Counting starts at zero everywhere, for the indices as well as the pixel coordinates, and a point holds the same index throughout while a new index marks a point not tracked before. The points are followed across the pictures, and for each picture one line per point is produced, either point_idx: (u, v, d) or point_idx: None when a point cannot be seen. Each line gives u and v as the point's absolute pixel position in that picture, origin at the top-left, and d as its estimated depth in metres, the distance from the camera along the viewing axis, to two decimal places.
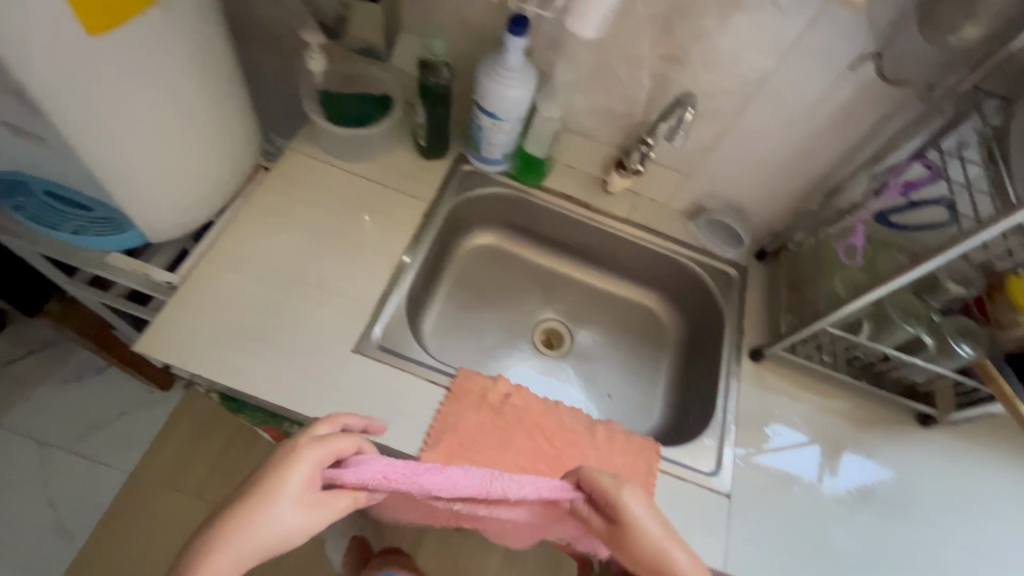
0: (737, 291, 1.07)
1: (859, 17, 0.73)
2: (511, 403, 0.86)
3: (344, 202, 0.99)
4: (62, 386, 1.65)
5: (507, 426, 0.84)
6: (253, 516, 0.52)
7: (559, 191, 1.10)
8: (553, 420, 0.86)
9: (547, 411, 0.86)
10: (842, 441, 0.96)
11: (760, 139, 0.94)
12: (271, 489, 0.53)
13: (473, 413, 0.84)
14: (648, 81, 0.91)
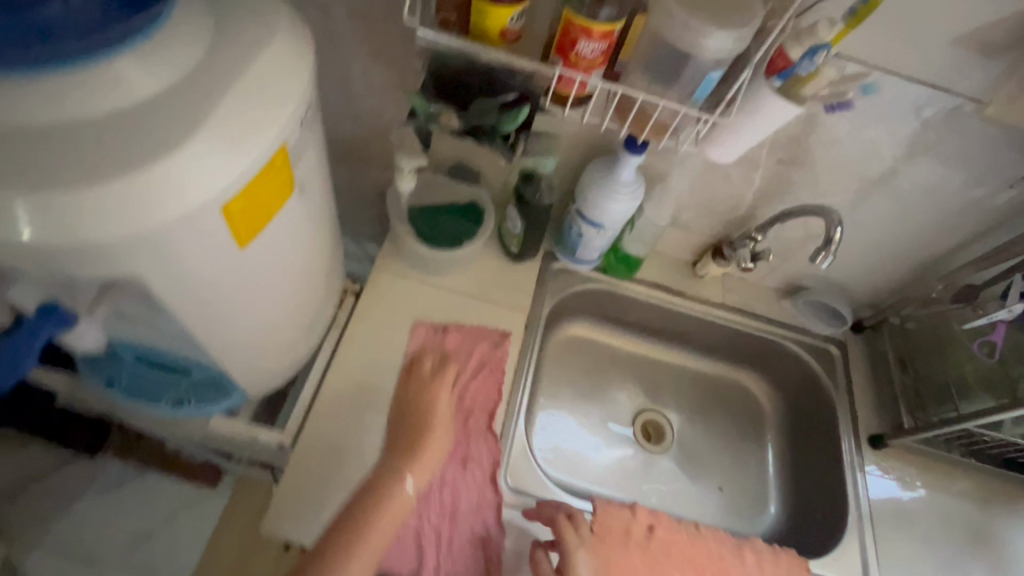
0: (843, 370, 1.04)
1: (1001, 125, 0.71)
2: (656, 535, 0.82)
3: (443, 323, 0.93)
4: (101, 493, 1.30)
5: (658, 564, 0.79)
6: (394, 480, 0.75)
7: (652, 281, 1.07)
8: (701, 549, 0.82)
9: (693, 539, 0.83)
10: (976, 526, 0.94)
11: (874, 226, 0.91)
12: (409, 465, 0.76)
13: (622, 553, 0.79)
14: (761, 181, 0.87)
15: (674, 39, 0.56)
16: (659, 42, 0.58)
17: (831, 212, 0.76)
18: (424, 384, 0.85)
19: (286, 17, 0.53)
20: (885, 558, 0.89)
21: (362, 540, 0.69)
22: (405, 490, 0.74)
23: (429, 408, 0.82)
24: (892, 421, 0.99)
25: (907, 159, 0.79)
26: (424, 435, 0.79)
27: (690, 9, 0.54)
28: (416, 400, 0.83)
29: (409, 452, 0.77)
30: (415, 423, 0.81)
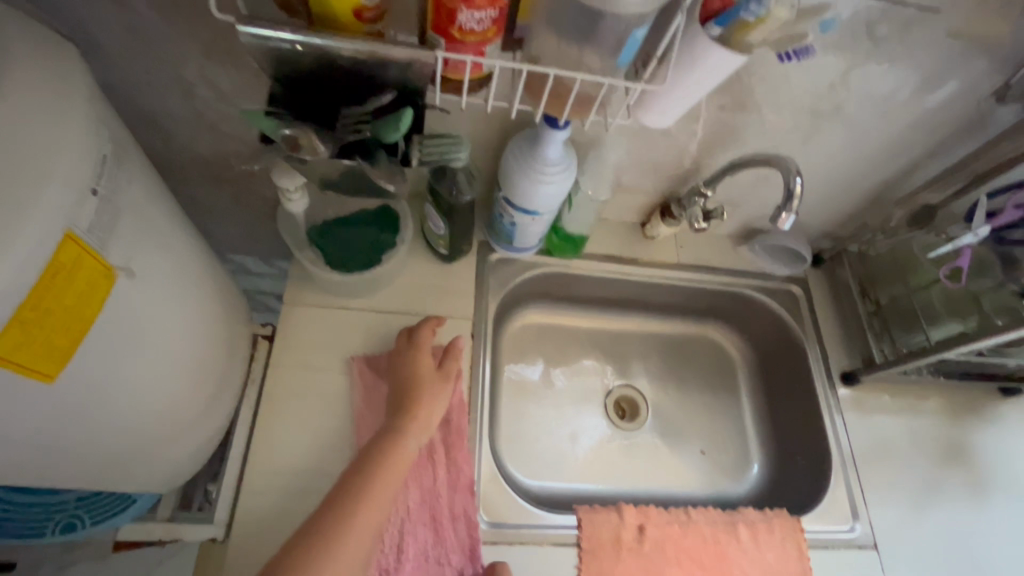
0: (807, 310, 1.00)
1: (948, 32, 0.64)
2: (646, 531, 0.77)
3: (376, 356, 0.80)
4: None
5: (655, 561, 0.76)
6: (401, 446, 0.68)
7: (600, 254, 0.97)
8: (694, 536, 0.78)
9: (685, 531, 0.78)
10: (953, 442, 0.94)
11: (824, 160, 0.84)
12: (412, 423, 0.70)
13: (616, 560, 0.75)
14: (703, 131, 0.77)
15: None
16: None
17: (788, 161, 0.67)
18: (415, 351, 0.76)
19: (35, 43, 0.37)
20: (873, 496, 0.88)
21: (358, 515, 0.61)
22: (408, 447, 0.69)
23: (419, 377, 0.74)
24: (863, 354, 0.96)
25: (857, 85, 0.71)
26: (419, 397, 0.73)
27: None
28: (409, 376, 0.74)
29: (407, 410, 0.71)
30: (410, 384, 0.74)
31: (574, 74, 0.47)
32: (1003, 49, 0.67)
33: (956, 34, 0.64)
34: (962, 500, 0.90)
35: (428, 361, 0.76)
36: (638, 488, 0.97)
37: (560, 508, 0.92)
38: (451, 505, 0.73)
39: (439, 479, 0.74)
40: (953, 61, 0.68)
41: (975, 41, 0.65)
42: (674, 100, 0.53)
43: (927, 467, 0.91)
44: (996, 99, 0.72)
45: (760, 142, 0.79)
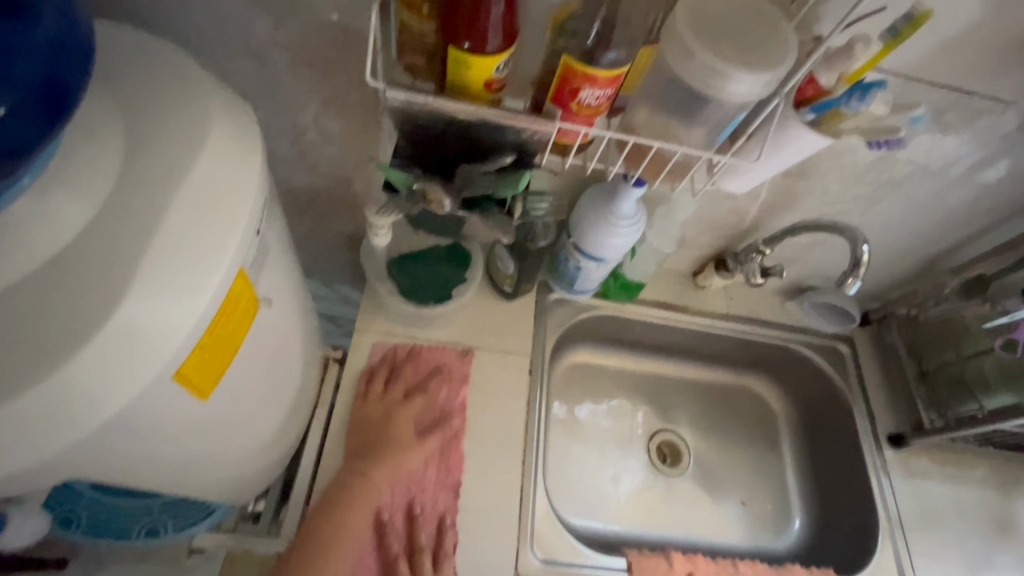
0: (854, 368, 1.01)
1: (1012, 121, 0.68)
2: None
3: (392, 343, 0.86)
4: None
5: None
6: (359, 482, 0.74)
7: (653, 300, 1.01)
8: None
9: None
10: (1000, 512, 0.94)
11: (881, 226, 0.87)
12: (372, 458, 0.76)
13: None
14: (767, 194, 0.81)
15: (693, 82, 0.47)
16: (671, 82, 0.50)
17: (853, 229, 0.71)
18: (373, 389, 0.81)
19: (224, 103, 0.42)
20: (920, 563, 0.87)
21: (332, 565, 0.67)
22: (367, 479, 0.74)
23: (376, 411, 0.80)
24: (909, 417, 0.97)
25: (921, 162, 0.75)
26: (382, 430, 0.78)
27: (710, 47, 0.45)
28: (374, 413, 0.80)
29: (368, 449, 0.77)
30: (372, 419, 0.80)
31: (675, 148, 0.51)
32: None
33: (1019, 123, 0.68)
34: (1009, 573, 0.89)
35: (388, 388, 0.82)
36: (678, 535, 0.98)
37: (602, 549, 0.93)
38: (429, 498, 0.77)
39: (429, 471, 0.78)
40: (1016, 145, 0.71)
41: None
42: (757, 171, 0.58)
43: (975, 536, 0.90)
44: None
45: (821, 207, 0.83)
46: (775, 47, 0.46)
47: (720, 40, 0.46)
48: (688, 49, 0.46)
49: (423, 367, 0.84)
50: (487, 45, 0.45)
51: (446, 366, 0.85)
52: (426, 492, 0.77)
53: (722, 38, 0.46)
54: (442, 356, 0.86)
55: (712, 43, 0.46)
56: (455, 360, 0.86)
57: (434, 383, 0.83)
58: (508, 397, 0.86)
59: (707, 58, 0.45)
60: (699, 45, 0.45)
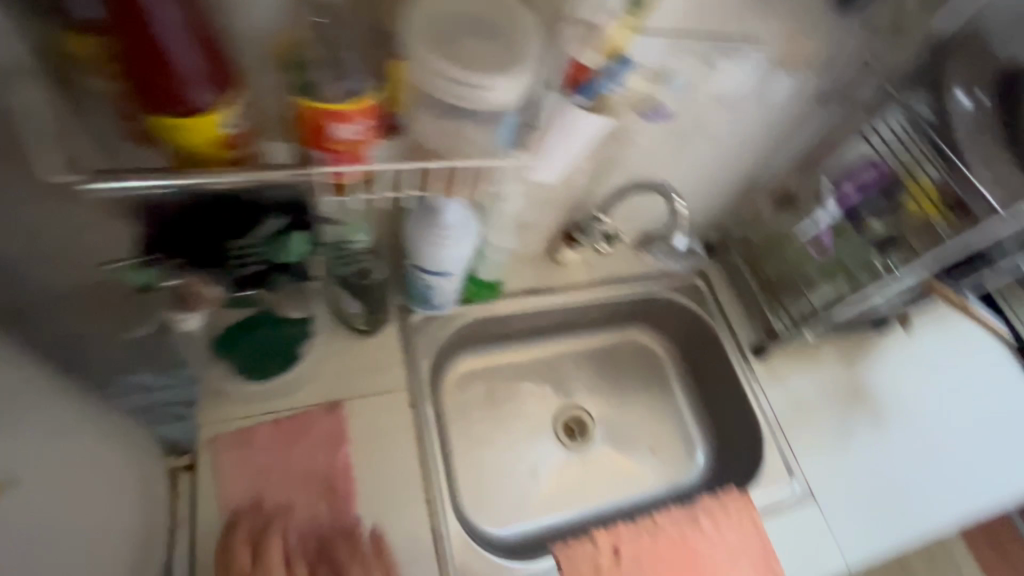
0: (711, 298, 1.09)
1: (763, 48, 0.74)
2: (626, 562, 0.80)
3: (251, 427, 0.76)
4: None
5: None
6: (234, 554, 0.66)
7: (518, 288, 0.99)
8: (667, 543, 0.83)
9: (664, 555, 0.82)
10: (852, 383, 1.06)
11: (695, 168, 0.92)
12: (244, 525, 0.69)
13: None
14: (586, 165, 0.82)
15: (450, 97, 0.45)
16: (434, 100, 0.46)
17: (664, 184, 0.73)
18: (217, 453, 0.73)
19: None
20: (801, 452, 0.97)
21: None
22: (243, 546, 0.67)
23: (230, 475, 0.72)
24: (764, 327, 1.06)
25: (707, 105, 0.79)
26: (242, 492, 0.72)
27: (455, 60, 0.43)
28: (226, 479, 0.72)
29: (230, 518, 0.70)
30: (228, 488, 0.72)
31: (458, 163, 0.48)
32: (811, 58, 0.78)
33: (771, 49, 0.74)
34: (868, 431, 1.02)
35: (234, 446, 0.74)
36: (600, 504, 1.01)
37: (531, 549, 0.93)
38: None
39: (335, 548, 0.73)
40: (778, 71, 0.78)
41: (789, 53, 0.76)
42: (553, 157, 0.59)
43: (837, 412, 1.02)
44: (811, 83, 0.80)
45: (639, 162, 0.85)
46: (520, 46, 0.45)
47: (464, 51, 0.44)
48: (432, 67, 0.44)
49: (291, 443, 0.76)
50: (197, 101, 0.41)
51: (317, 434, 0.77)
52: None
53: (466, 47, 0.44)
54: (309, 424, 0.78)
55: (456, 55, 0.44)
56: (322, 420, 0.78)
57: (316, 449, 0.76)
58: (395, 439, 0.80)
59: (453, 71, 0.43)
60: (438, 61, 0.43)
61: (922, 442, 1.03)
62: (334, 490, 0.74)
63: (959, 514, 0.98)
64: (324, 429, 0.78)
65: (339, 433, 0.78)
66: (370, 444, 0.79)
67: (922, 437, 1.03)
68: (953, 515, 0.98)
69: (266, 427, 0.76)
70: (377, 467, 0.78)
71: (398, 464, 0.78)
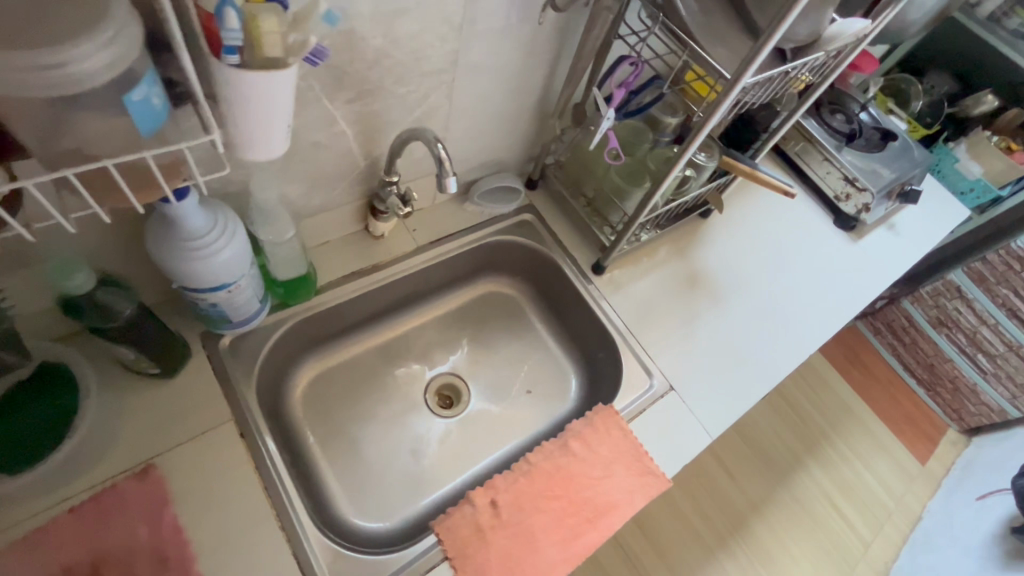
0: (544, 229, 1.09)
1: None
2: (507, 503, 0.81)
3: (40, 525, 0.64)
4: None
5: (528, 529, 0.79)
6: None
7: (339, 276, 0.92)
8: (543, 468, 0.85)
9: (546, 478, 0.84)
10: (688, 272, 1.12)
11: (480, 106, 0.87)
12: None
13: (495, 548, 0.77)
14: (351, 130, 0.75)
15: (33, 90, 0.36)
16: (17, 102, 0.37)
17: (425, 132, 0.71)
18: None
19: None
20: (656, 350, 1.01)
21: None
22: None
23: None
24: (598, 244, 1.08)
25: (460, 40, 0.73)
26: None
27: (4, 45, 0.34)
28: None
29: None
30: None
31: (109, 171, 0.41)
32: None
33: None
34: (710, 312, 1.09)
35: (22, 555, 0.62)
36: (490, 460, 1.00)
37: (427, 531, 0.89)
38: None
39: None
40: None
41: None
42: (256, 128, 0.50)
43: (680, 302, 1.08)
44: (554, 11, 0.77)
45: (413, 115, 0.79)
46: (109, 17, 0.37)
47: (18, 30, 0.35)
48: None
49: (102, 528, 0.65)
50: None
51: (132, 507, 0.67)
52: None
53: (18, 27, 0.34)
54: (121, 499, 0.67)
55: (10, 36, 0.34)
56: (136, 490, 0.68)
57: (133, 524, 0.66)
58: (229, 479, 0.72)
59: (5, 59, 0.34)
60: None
61: (757, 306, 1.12)
62: (166, 560, 0.66)
63: (801, 358, 1.08)
64: (138, 498, 0.68)
65: (157, 498, 0.69)
66: (200, 495, 0.70)
67: (756, 303, 1.12)
68: (796, 360, 1.07)
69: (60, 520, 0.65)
70: (215, 516, 0.70)
71: (239, 505, 0.71)
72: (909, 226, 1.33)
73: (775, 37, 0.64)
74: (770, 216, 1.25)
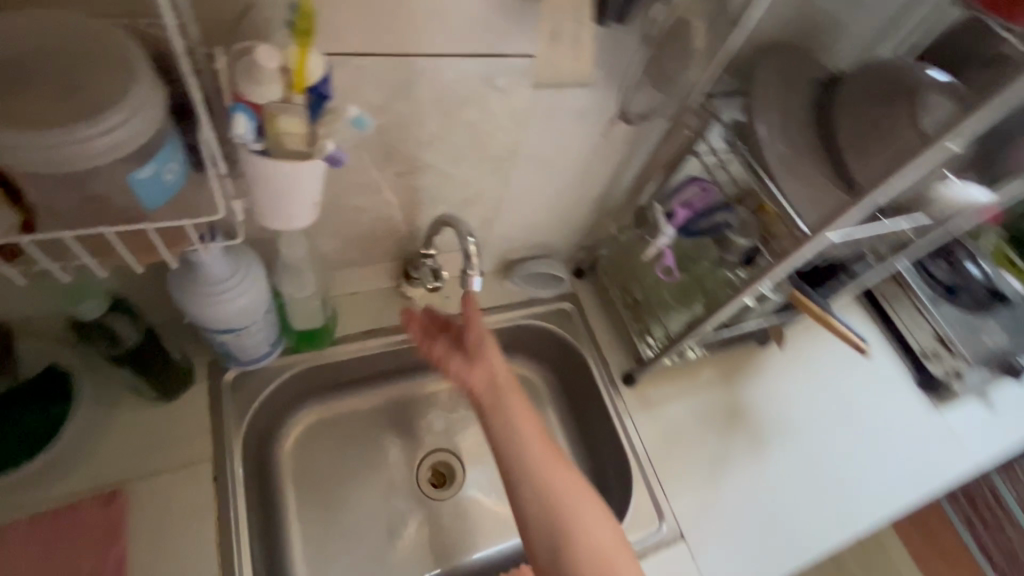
0: (581, 323, 1.02)
1: (575, 78, 0.64)
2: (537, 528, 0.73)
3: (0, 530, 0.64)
4: None
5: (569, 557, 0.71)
6: None
7: (359, 330, 0.90)
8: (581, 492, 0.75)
9: (581, 507, 0.74)
10: (730, 404, 1.01)
11: (535, 194, 0.84)
12: None
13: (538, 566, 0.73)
14: (395, 198, 0.73)
15: (51, 166, 0.36)
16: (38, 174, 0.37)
17: (459, 223, 0.69)
18: None
19: None
20: (674, 488, 0.91)
21: None
22: None
23: None
24: (635, 353, 1.00)
25: (522, 133, 0.70)
26: None
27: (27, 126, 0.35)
28: None
29: None
30: None
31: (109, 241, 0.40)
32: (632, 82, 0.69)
33: (587, 76, 0.64)
34: (746, 457, 0.96)
35: None
36: (467, 560, 0.91)
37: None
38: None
39: None
40: (597, 99, 0.69)
41: (606, 81, 0.67)
42: (282, 203, 0.49)
43: (713, 438, 0.97)
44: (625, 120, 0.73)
45: (461, 193, 0.77)
46: (135, 99, 0.37)
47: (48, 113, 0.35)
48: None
49: (53, 546, 0.64)
50: None
51: (89, 531, 0.66)
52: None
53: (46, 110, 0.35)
54: (80, 519, 0.67)
55: (21, 116, 0.35)
56: (97, 513, 0.67)
57: (83, 550, 0.65)
58: (186, 525, 0.70)
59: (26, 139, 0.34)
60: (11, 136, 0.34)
61: (804, 463, 0.98)
62: None
63: (843, 540, 0.93)
64: (96, 522, 0.67)
65: (113, 526, 0.67)
66: (156, 536, 0.68)
67: (803, 458, 0.98)
68: (837, 540, 0.92)
69: (20, 528, 0.64)
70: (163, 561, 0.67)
71: (189, 555, 0.68)
72: (1009, 404, 1.14)
73: (876, 197, 0.57)
74: (842, 359, 1.11)
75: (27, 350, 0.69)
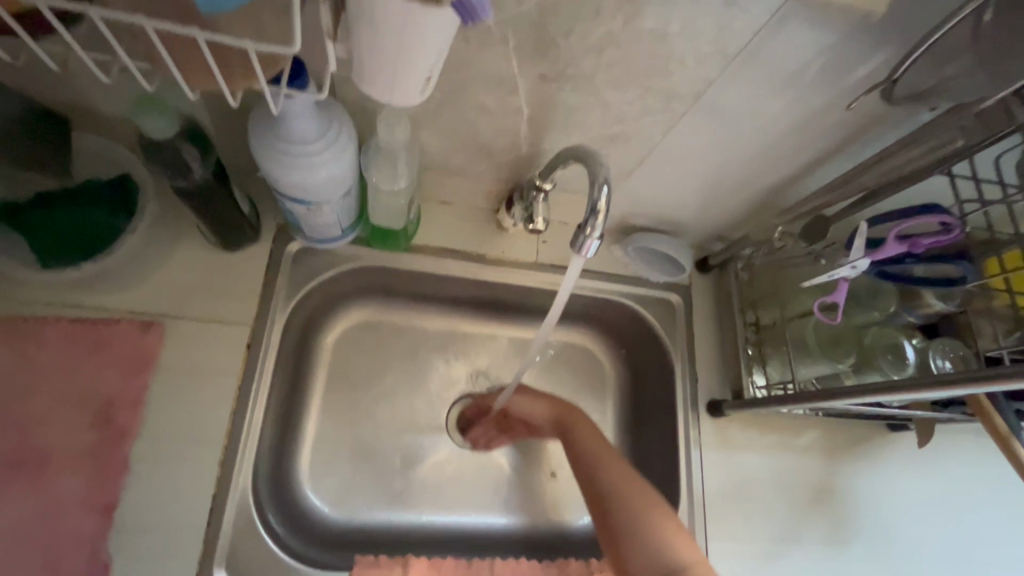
0: (683, 324, 0.85)
1: (838, 9, 0.44)
2: (618, 510, 0.63)
3: (42, 318, 0.62)
4: None
5: (647, 537, 0.60)
6: None
7: (438, 246, 0.79)
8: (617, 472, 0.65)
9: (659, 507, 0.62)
10: (824, 483, 0.82)
11: (696, 157, 0.65)
12: None
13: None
14: (528, 108, 0.59)
15: None
16: None
17: (597, 163, 0.52)
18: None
19: None
20: (719, 548, 0.76)
21: None
22: None
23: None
24: (733, 383, 0.83)
25: (723, 71, 0.52)
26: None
27: None
28: None
29: None
30: None
31: (159, 48, 0.32)
32: (911, 39, 0.47)
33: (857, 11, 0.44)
34: (819, 549, 0.79)
35: (10, 333, 0.61)
36: (466, 521, 0.82)
37: (354, 550, 0.76)
38: (64, 527, 0.58)
39: (80, 483, 0.59)
40: (849, 49, 0.48)
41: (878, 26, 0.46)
42: (398, 67, 0.37)
43: (787, 512, 0.79)
44: (883, 97, 0.53)
45: (610, 126, 0.60)
46: None
47: None
48: None
49: (81, 355, 0.62)
50: None
51: (117, 351, 0.64)
52: (65, 516, 0.58)
53: None
54: (115, 339, 0.64)
55: None
56: (131, 339, 0.64)
57: (107, 366, 0.63)
58: (207, 384, 0.66)
59: None
60: None
61: None
62: (110, 419, 0.62)
63: None
64: (127, 345, 0.64)
65: (142, 355, 0.64)
66: (177, 379, 0.65)
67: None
68: None
69: (58, 325, 0.62)
70: (177, 407, 0.64)
71: (203, 409, 0.65)
72: None
73: None
74: (985, 484, 0.87)
75: (98, 150, 0.65)
